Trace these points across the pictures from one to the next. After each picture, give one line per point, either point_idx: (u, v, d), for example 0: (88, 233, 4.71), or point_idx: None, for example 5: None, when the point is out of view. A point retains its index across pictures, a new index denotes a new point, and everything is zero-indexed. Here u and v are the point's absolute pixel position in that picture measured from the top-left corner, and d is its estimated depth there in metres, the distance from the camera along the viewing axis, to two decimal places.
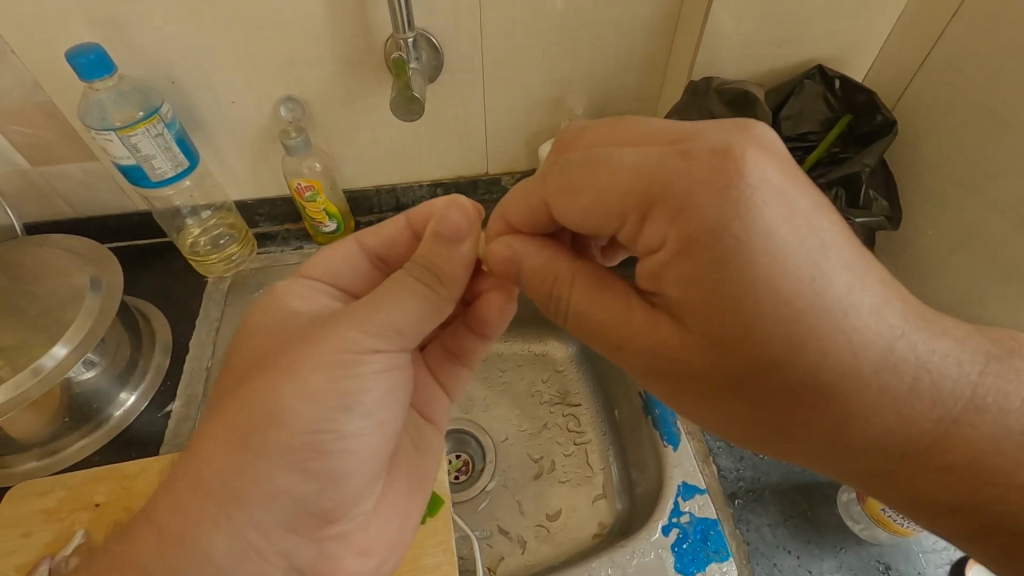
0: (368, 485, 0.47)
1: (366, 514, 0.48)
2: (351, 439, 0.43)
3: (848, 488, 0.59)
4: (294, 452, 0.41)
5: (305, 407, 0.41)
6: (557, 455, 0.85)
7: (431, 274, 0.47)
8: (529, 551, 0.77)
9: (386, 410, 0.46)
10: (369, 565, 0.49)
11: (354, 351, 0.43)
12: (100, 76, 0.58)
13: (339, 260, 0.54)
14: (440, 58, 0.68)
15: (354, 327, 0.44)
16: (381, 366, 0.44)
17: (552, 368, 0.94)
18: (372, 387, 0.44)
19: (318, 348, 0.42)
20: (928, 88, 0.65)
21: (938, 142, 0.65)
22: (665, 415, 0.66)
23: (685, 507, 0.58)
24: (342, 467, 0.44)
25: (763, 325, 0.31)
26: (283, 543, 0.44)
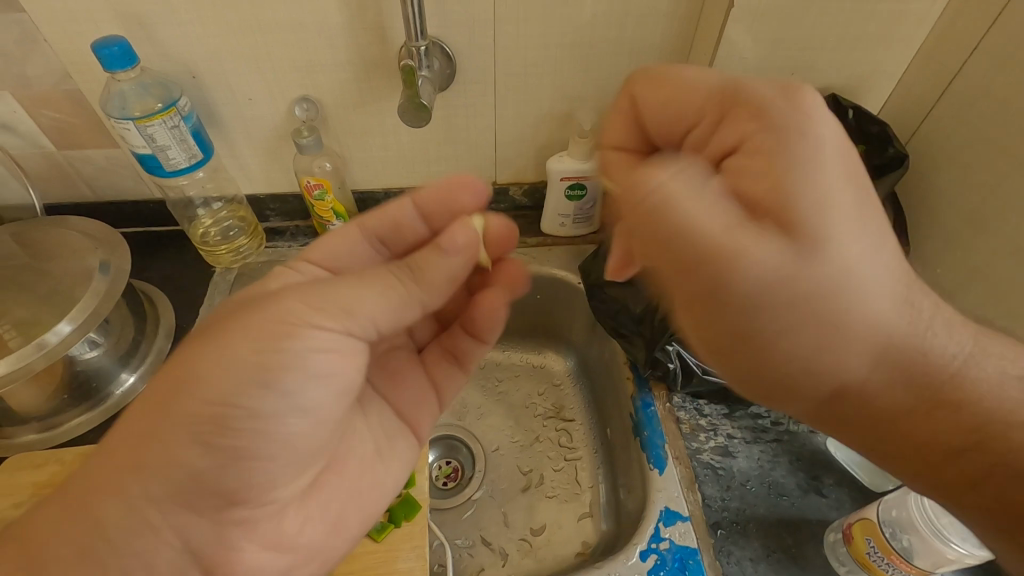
0: (296, 471, 0.43)
1: (289, 505, 0.43)
2: (265, 419, 0.39)
3: (835, 528, 0.57)
4: (197, 422, 0.38)
5: (220, 373, 0.38)
6: (546, 469, 0.84)
7: (410, 267, 0.44)
8: (510, 564, 0.76)
9: (326, 394, 0.41)
10: (280, 564, 0.43)
11: (306, 321, 0.39)
12: (122, 68, 0.60)
13: (342, 246, 0.52)
14: (452, 66, 0.68)
15: (297, 300, 0.40)
16: (328, 346, 0.40)
17: (548, 382, 0.94)
18: (299, 365, 0.39)
19: (260, 321, 0.39)
20: (942, 121, 0.64)
21: (954, 178, 0.63)
22: (654, 438, 0.64)
23: (666, 533, 0.57)
24: (248, 450, 0.39)
25: (849, 236, 0.29)
26: (178, 520, 0.39)
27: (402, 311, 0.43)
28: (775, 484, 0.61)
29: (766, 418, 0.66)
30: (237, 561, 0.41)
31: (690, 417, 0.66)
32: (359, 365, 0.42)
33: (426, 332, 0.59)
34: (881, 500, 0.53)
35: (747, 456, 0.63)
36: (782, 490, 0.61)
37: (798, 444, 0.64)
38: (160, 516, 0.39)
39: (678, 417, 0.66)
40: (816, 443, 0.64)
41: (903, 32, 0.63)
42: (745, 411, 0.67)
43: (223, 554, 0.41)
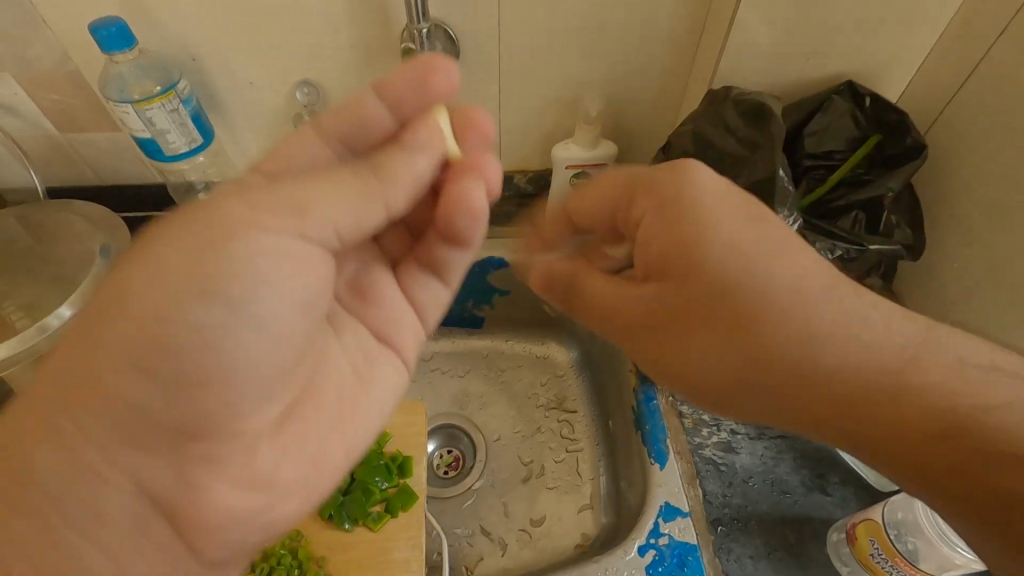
0: (261, 394, 0.37)
1: (257, 438, 0.38)
2: (212, 330, 0.34)
3: (838, 527, 0.56)
4: (133, 342, 0.33)
5: (149, 284, 0.33)
6: (547, 460, 0.84)
7: (371, 167, 0.39)
8: (509, 554, 0.76)
9: (277, 301, 0.36)
10: (253, 504, 0.37)
11: (238, 222, 0.34)
12: (120, 49, 0.59)
13: (298, 149, 0.44)
14: (456, 50, 0.67)
15: (233, 201, 0.35)
16: (273, 248, 0.35)
17: (551, 372, 0.93)
18: (242, 270, 0.35)
19: (188, 226, 0.34)
20: (961, 112, 0.62)
21: (973, 170, 0.61)
22: (656, 432, 0.63)
23: (664, 528, 0.56)
24: (195, 370, 0.34)
25: (734, 289, 0.37)
26: (127, 461, 0.34)
27: (365, 214, 0.39)
28: (779, 481, 0.60)
29: None
30: (210, 500, 0.36)
31: (693, 411, 0.65)
32: (316, 271, 0.38)
33: (399, 245, 0.50)
34: (887, 502, 0.52)
35: (751, 452, 0.62)
36: (785, 488, 0.60)
37: (803, 441, 0.63)
38: (101, 456, 0.33)
39: (681, 411, 0.65)
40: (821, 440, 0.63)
41: (924, 18, 0.60)
42: None
43: (187, 496, 0.35)
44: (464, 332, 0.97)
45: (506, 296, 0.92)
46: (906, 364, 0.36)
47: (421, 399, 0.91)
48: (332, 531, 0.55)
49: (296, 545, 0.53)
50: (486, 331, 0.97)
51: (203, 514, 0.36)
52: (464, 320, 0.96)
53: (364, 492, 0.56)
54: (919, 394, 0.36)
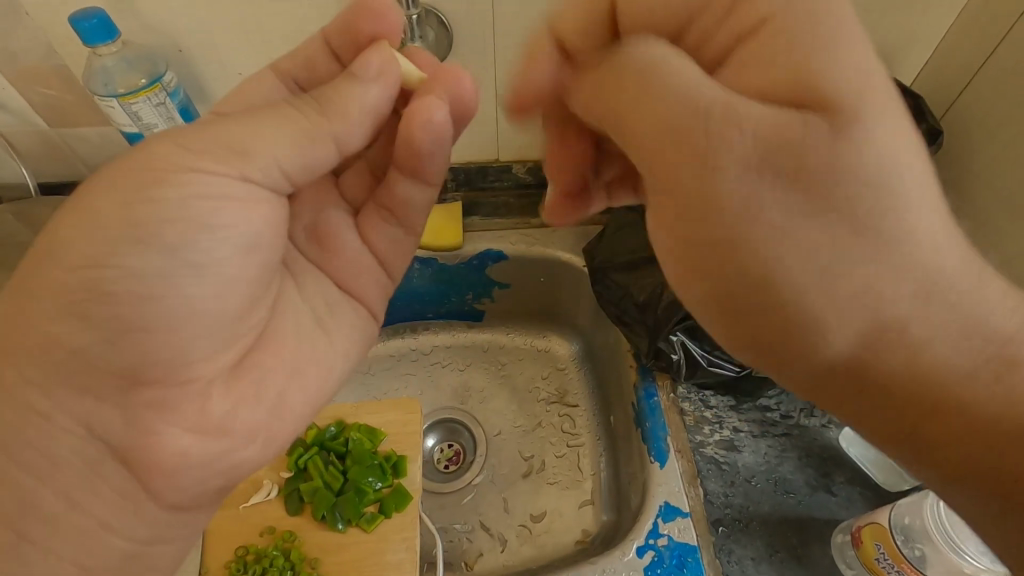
0: (209, 337, 0.40)
1: (208, 381, 0.41)
2: (154, 277, 0.37)
3: (843, 530, 0.55)
4: (71, 292, 0.37)
5: (84, 239, 0.37)
6: (549, 455, 0.83)
7: (309, 101, 0.40)
8: (509, 550, 0.76)
9: (220, 247, 0.39)
10: (206, 447, 0.41)
11: (170, 165, 0.37)
12: (103, 41, 0.58)
13: (259, 94, 0.46)
14: (450, 37, 0.64)
15: (171, 146, 0.37)
16: (214, 193, 0.38)
17: (552, 365, 0.91)
18: (178, 214, 0.37)
19: (128, 169, 0.37)
20: (985, 97, 0.59)
21: (995, 153, 0.59)
22: (656, 430, 0.62)
23: (664, 529, 0.55)
24: (136, 316, 0.38)
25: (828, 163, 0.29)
26: (77, 407, 0.39)
27: (314, 154, 0.40)
28: (782, 480, 0.59)
29: (775, 411, 0.63)
30: (157, 444, 0.40)
31: (695, 408, 0.63)
32: (257, 219, 0.40)
33: (361, 192, 0.50)
34: (893, 505, 0.50)
35: (754, 451, 0.60)
36: (789, 487, 0.58)
37: (809, 439, 0.61)
38: (47, 400, 0.38)
39: (683, 408, 0.63)
40: (828, 439, 0.61)
41: None
42: (753, 404, 0.64)
43: (139, 441, 0.40)
44: (464, 325, 0.95)
45: (507, 289, 0.91)
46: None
47: (420, 393, 0.90)
48: (325, 532, 0.54)
49: (289, 546, 0.53)
50: (487, 325, 0.95)
51: (157, 460, 0.40)
52: (464, 314, 0.94)
53: (358, 492, 0.55)
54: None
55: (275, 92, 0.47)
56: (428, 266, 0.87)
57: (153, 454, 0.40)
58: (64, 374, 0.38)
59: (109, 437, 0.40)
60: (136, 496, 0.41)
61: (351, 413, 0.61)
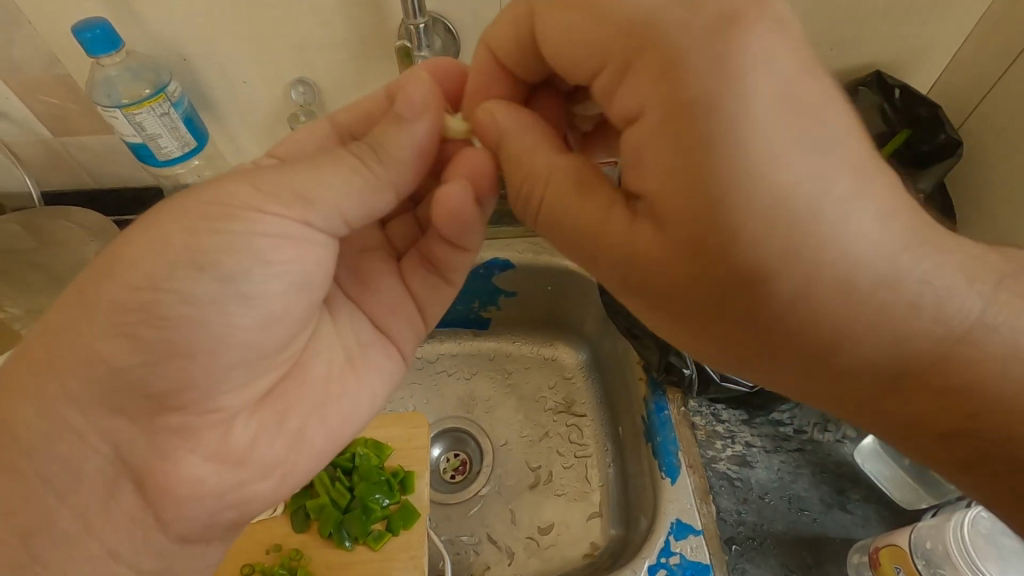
0: (242, 367, 0.42)
1: (236, 410, 0.43)
2: (199, 305, 0.38)
3: (861, 549, 0.54)
4: (121, 313, 0.37)
5: (146, 259, 0.37)
6: (556, 466, 0.82)
7: (370, 145, 0.41)
8: (515, 563, 0.75)
9: (272, 283, 0.40)
10: (233, 479, 0.43)
11: (238, 199, 0.38)
12: (106, 52, 0.57)
13: (310, 139, 0.49)
14: (456, 43, 0.63)
15: (238, 179, 0.39)
16: (274, 231, 0.39)
17: (560, 374, 0.90)
18: (241, 248, 0.38)
19: (195, 200, 0.38)
20: (1004, 108, 0.59)
21: (1015, 162, 0.59)
22: (667, 444, 0.61)
23: (676, 547, 0.54)
24: (181, 341, 0.38)
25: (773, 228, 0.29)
26: (104, 424, 0.39)
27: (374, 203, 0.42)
28: (797, 497, 0.58)
29: (788, 425, 0.62)
30: (178, 470, 0.41)
31: (706, 422, 0.62)
32: (309, 261, 0.41)
33: (406, 236, 0.54)
34: (914, 528, 0.49)
35: (767, 466, 0.59)
36: (803, 504, 0.57)
37: (823, 454, 0.60)
38: (84, 420, 0.39)
39: (694, 422, 0.62)
40: (843, 454, 0.60)
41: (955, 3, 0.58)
42: (765, 418, 0.62)
43: (181, 473, 0.41)
44: (470, 333, 0.94)
45: (513, 297, 0.90)
46: (955, 379, 0.31)
47: (425, 403, 0.89)
48: (333, 550, 0.53)
49: (296, 564, 0.52)
50: (492, 332, 0.94)
51: (169, 481, 0.41)
52: (470, 322, 0.93)
53: (365, 509, 0.54)
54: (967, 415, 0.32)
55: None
56: None
57: (165, 480, 0.40)
58: (47, 388, 0.38)
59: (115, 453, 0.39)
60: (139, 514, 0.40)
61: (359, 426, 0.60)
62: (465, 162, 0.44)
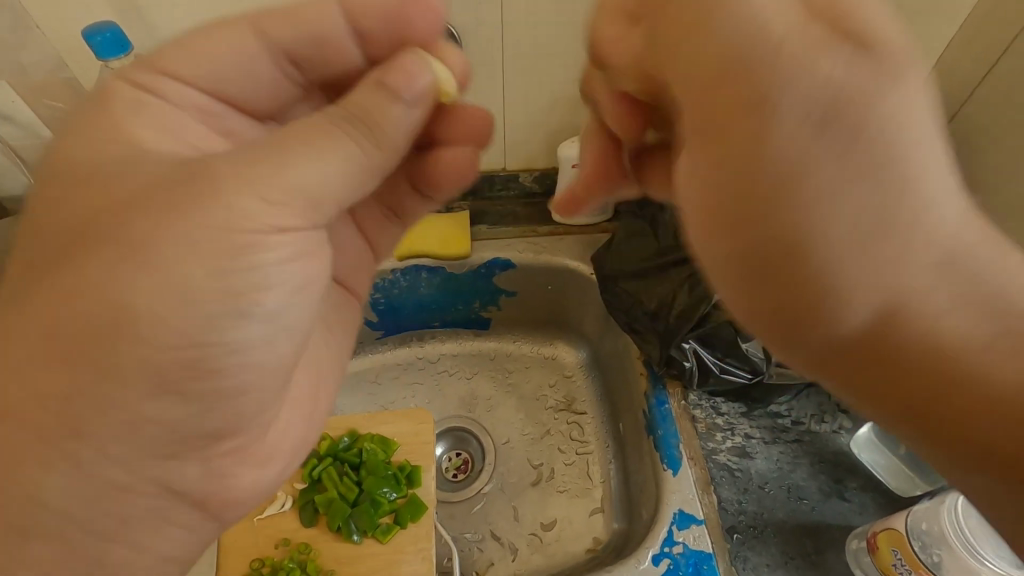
0: (274, 388, 0.39)
1: (270, 416, 0.41)
2: (243, 351, 0.35)
3: (859, 536, 0.55)
4: (164, 376, 0.32)
5: (175, 318, 0.31)
6: (557, 463, 0.83)
7: (345, 111, 0.35)
8: (520, 560, 0.76)
9: (297, 302, 0.36)
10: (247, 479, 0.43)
11: (253, 226, 0.32)
12: (116, 55, 0.58)
13: None
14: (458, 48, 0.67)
15: (241, 190, 0.32)
16: (290, 251, 0.35)
17: (559, 373, 0.91)
18: (275, 280, 0.34)
19: (194, 225, 0.31)
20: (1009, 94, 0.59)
21: (993, 157, 0.62)
22: (668, 437, 0.62)
23: (679, 536, 0.55)
24: (230, 387, 0.36)
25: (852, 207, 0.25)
26: (156, 472, 0.35)
27: None
28: (795, 487, 0.59)
29: (786, 417, 0.63)
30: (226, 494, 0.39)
31: (706, 415, 0.64)
32: (323, 266, 0.38)
33: None
34: (910, 511, 0.50)
35: (766, 457, 0.61)
36: (802, 493, 0.59)
37: (820, 445, 0.62)
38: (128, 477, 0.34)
39: (694, 416, 0.63)
40: (839, 444, 0.62)
41: None
42: (763, 410, 0.64)
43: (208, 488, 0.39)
44: (470, 333, 0.95)
45: (514, 297, 0.91)
46: None
47: (428, 402, 0.90)
48: (341, 544, 0.54)
49: (305, 557, 0.53)
50: (493, 332, 0.95)
51: (219, 508, 0.39)
52: (471, 322, 0.94)
53: (373, 503, 0.55)
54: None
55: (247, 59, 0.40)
56: (435, 273, 0.88)
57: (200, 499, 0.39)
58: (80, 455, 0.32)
59: (144, 488, 0.35)
60: (154, 537, 0.37)
61: (364, 423, 0.61)
62: (462, 116, 0.44)
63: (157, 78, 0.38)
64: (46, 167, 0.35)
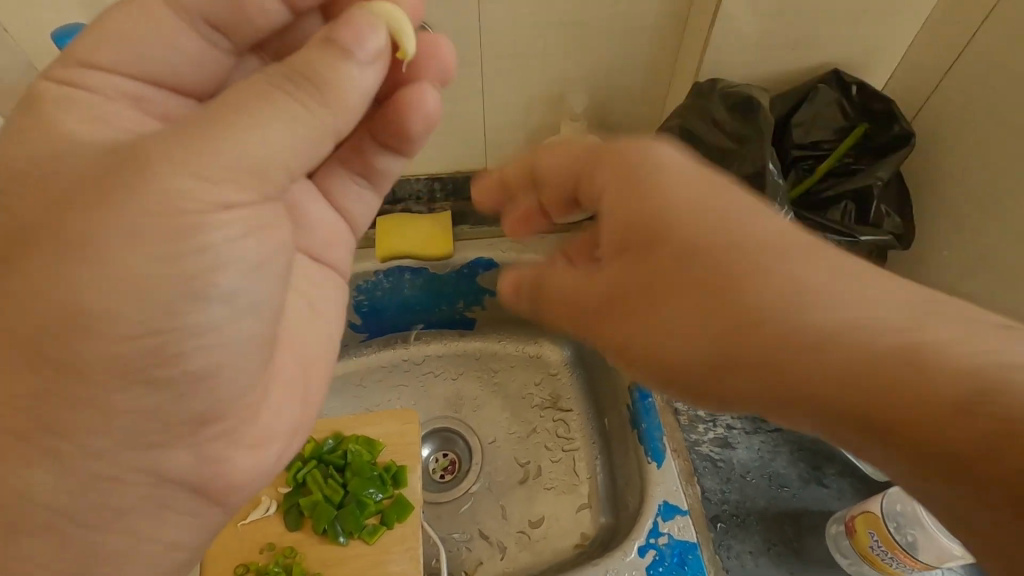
0: (247, 372, 0.39)
1: (257, 400, 0.41)
2: (210, 335, 0.35)
3: (837, 520, 0.56)
4: (124, 363, 0.33)
5: (129, 303, 0.32)
6: (544, 460, 0.83)
7: (286, 69, 0.33)
8: (508, 558, 0.76)
9: (248, 275, 0.36)
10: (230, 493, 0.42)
11: (191, 206, 0.32)
12: None
13: None
14: None
15: (171, 171, 0.31)
16: (233, 228, 0.34)
17: (545, 371, 0.91)
18: (224, 260, 0.34)
19: (132, 213, 0.31)
20: (999, 94, 0.60)
21: (962, 149, 0.65)
22: (652, 430, 0.63)
23: (664, 527, 0.56)
24: (192, 372, 0.36)
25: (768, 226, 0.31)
26: (120, 466, 0.35)
27: None
28: (776, 475, 0.60)
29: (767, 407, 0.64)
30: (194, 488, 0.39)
31: (688, 408, 0.65)
32: (279, 239, 0.38)
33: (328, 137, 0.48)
34: (885, 494, 0.52)
35: (747, 447, 0.62)
36: (782, 481, 0.60)
37: (801, 433, 0.63)
38: (107, 474, 0.35)
39: (677, 408, 0.65)
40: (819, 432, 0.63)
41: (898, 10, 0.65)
42: None
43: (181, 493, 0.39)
44: (455, 334, 0.95)
45: (498, 296, 0.91)
46: None
47: (413, 403, 0.90)
48: (327, 547, 0.54)
49: (290, 561, 0.52)
50: (478, 332, 0.95)
51: (187, 501, 0.39)
52: (455, 322, 0.94)
53: (359, 504, 0.54)
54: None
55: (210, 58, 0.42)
56: (419, 274, 0.87)
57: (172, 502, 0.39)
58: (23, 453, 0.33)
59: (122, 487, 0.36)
60: (149, 530, 0.38)
61: (348, 424, 0.61)
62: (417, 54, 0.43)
63: (106, 75, 0.38)
64: (11, 169, 0.34)
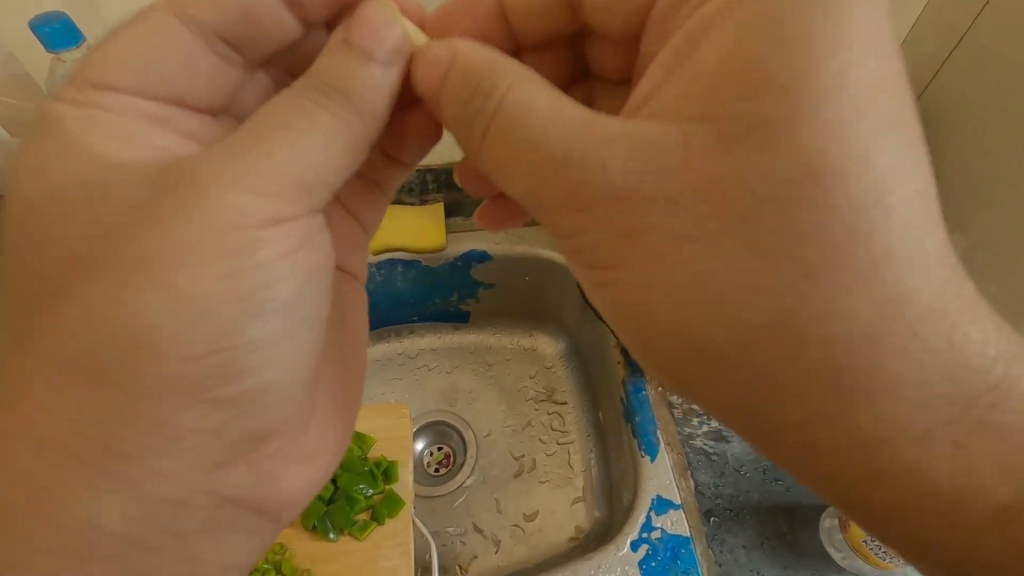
0: (300, 388, 0.40)
1: (304, 419, 0.42)
2: (266, 350, 0.37)
3: (831, 514, 0.56)
4: (193, 381, 0.34)
5: (193, 322, 0.33)
6: (539, 454, 0.82)
7: (309, 85, 0.37)
8: (502, 551, 0.76)
9: (297, 287, 0.38)
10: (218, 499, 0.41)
11: (243, 225, 0.34)
12: (66, 46, 0.56)
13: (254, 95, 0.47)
14: None
15: (225, 191, 0.33)
16: (280, 245, 0.36)
17: (540, 365, 0.91)
18: (272, 275, 0.36)
19: (191, 235, 0.33)
20: (1001, 84, 0.59)
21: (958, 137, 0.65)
22: (646, 424, 0.62)
23: (657, 522, 0.55)
24: (251, 389, 0.37)
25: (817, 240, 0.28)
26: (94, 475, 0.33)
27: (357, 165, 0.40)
28: (770, 468, 0.60)
29: None
30: None
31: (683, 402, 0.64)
32: (320, 254, 0.39)
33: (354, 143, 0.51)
34: None
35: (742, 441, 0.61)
36: (776, 475, 0.59)
37: None
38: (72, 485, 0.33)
39: (671, 402, 0.64)
40: None
41: None
42: None
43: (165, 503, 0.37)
44: (449, 327, 0.94)
45: (493, 289, 0.90)
46: None
47: (407, 397, 0.89)
48: (316, 543, 0.53)
49: (281, 558, 0.52)
50: (473, 325, 0.94)
51: None
52: (450, 316, 0.94)
53: (349, 500, 0.54)
54: (975, 392, 0.29)
55: (214, 71, 0.43)
56: (411, 267, 0.87)
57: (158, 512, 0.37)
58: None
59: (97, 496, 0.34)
60: None
61: None
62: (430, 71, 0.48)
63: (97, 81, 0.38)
64: None
